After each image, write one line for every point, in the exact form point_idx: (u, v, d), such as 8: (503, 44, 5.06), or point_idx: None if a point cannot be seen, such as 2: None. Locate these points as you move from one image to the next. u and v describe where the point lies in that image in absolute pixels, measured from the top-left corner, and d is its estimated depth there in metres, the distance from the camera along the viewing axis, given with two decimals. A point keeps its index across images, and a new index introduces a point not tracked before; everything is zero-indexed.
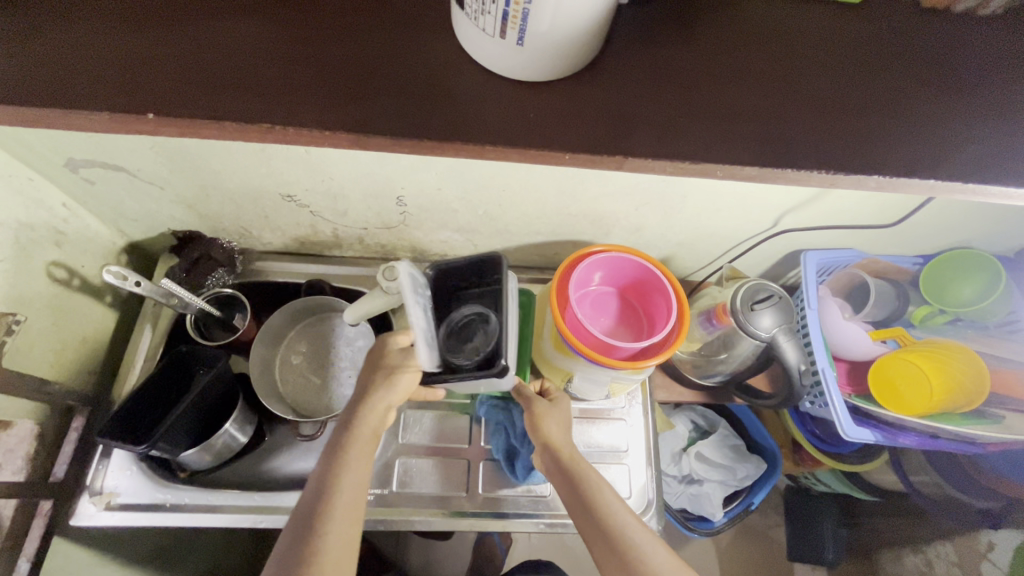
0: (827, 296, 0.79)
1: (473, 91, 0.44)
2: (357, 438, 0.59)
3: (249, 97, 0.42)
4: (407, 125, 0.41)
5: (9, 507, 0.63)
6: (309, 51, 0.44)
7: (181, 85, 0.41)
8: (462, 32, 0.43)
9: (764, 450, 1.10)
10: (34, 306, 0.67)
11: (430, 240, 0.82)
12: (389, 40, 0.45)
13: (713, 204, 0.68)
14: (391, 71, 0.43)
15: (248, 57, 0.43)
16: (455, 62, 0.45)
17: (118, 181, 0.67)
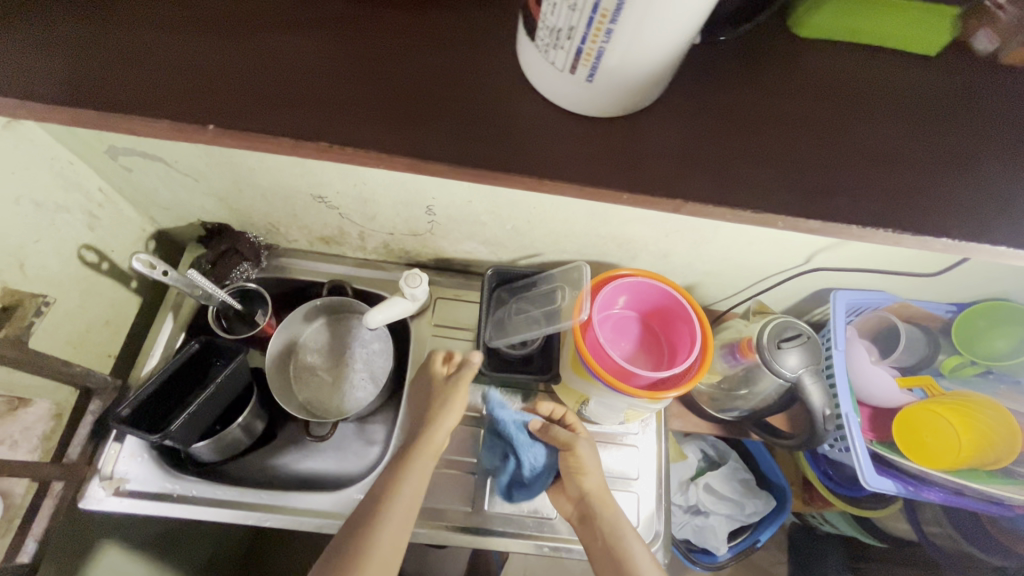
0: (855, 339, 0.77)
1: (530, 117, 0.43)
2: (415, 453, 0.67)
3: (311, 112, 0.42)
4: (464, 151, 0.42)
5: (19, 484, 0.64)
6: (366, 66, 0.44)
7: (240, 97, 0.42)
8: (526, 58, 0.42)
9: (773, 486, 1.08)
10: (64, 287, 0.68)
11: (455, 251, 0.81)
12: (447, 58, 0.45)
13: (744, 236, 0.67)
14: (446, 92, 0.44)
15: (312, 70, 0.43)
16: (511, 85, 0.44)
17: (155, 170, 0.68)
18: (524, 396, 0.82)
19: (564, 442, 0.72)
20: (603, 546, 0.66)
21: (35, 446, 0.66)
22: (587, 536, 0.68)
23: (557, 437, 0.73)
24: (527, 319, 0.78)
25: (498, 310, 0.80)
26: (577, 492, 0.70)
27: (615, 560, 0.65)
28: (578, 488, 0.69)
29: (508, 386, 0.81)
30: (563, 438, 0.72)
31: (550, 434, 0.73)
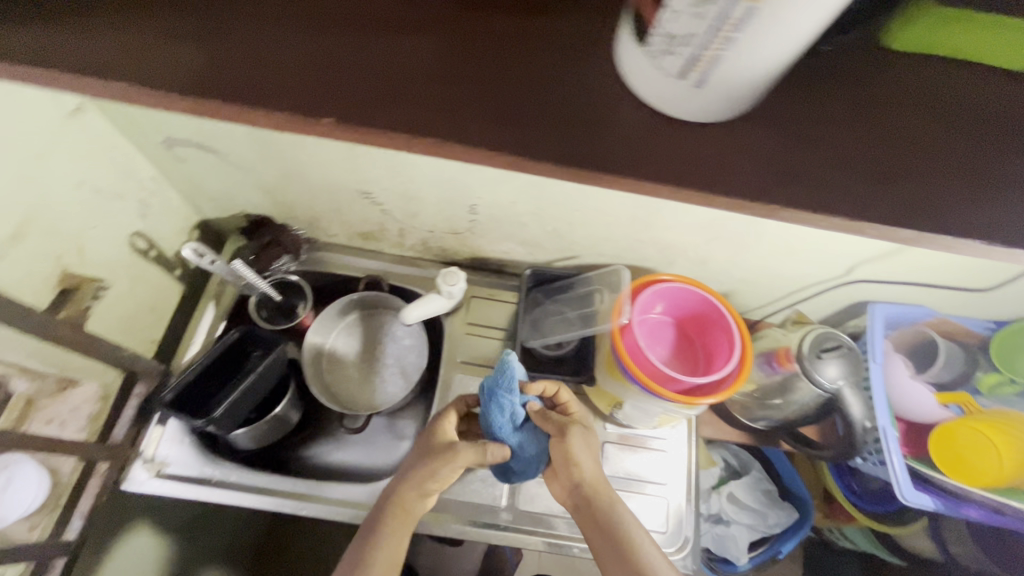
0: (894, 355, 0.76)
1: (630, 122, 0.44)
2: (394, 520, 0.64)
3: (421, 109, 0.43)
4: (570, 151, 0.42)
5: (67, 464, 0.66)
6: (454, 65, 0.45)
7: (337, 90, 0.43)
8: (626, 59, 0.43)
9: (794, 499, 1.07)
10: (117, 272, 0.69)
11: (492, 250, 0.82)
12: (534, 58, 0.45)
13: (787, 244, 0.68)
14: (533, 91, 0.44)
15: (419, 69, 0.44)
16: (607, 88, 0.45)
17: (208, 162, 0.70)
18: None
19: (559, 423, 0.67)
20: (604, 538, 0.60)
21: (82, 427, 0.68)
22: (587, 530, 0.62)
23: (550, 420, 0.67)
24: (563, 320, 0.79)
25: (535, 311, 0.81)
26: (572, 480, 0.64)
27: (619, 552, 0.58)
28: (573, 475, 0.64)
29: None
30: (557, 421, 0.67)
31: (546, 420, 0.67)
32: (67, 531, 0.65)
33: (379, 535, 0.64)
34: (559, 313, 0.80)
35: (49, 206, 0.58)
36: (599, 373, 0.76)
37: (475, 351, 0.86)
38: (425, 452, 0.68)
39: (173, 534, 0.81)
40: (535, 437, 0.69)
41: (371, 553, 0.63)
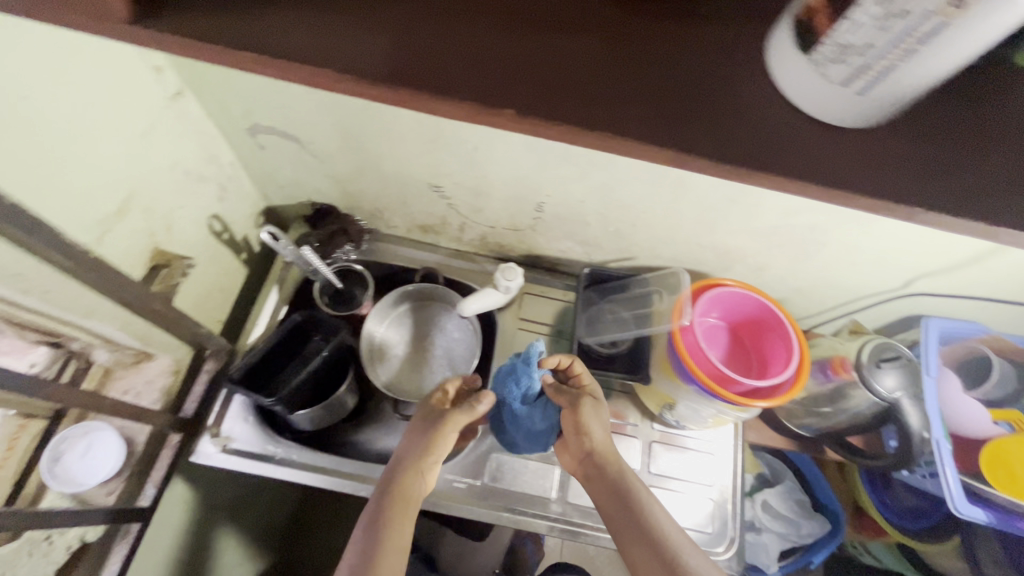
0: (946, 369, 0.77)
1: (799, 125, 0.39)
2: (399, 504, 0.62)
3: (587, 97, 0.37)
4: (752, 153, 0.37)
5: (143, 433, 0.70)
6: (618, 55, 0.39)
7: (515, 77, 0.37)
8: (784, 62, 0.38)
9: (824, 510, 1.07)
10: (196, 253, 0.72)
11: (549, 248, 0.84)
12: (703, 51, 0.40)
13: (850, 254, 0.69)
14: (703, 93, 0.39)
15: (577, 51, 0.39)
16: (767, 87, 0.40)
17: (288, 150, 0.72)
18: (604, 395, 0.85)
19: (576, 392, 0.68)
20: (617, 502, 0.61)
21: (157, 398, 0.71)
22: (598, 496, 0.64)
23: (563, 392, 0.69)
24: (619, 320, 0.80)
25: (590, 310, 0.82)
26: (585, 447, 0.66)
27: (633, 517, 0.60)
28: (587, 442, 0.65)
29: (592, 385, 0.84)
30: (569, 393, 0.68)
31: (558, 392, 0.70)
32: (141, 498, 0.68)
33: (387, 519, 0.61)
34: (613, 313, 0.81)
35: (148, 184, 0.60)
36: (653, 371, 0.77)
37: (526, 346, 0.88)
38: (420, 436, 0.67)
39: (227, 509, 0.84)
40: (548, 412, 0.72)
41: (382, 537, 0.59)
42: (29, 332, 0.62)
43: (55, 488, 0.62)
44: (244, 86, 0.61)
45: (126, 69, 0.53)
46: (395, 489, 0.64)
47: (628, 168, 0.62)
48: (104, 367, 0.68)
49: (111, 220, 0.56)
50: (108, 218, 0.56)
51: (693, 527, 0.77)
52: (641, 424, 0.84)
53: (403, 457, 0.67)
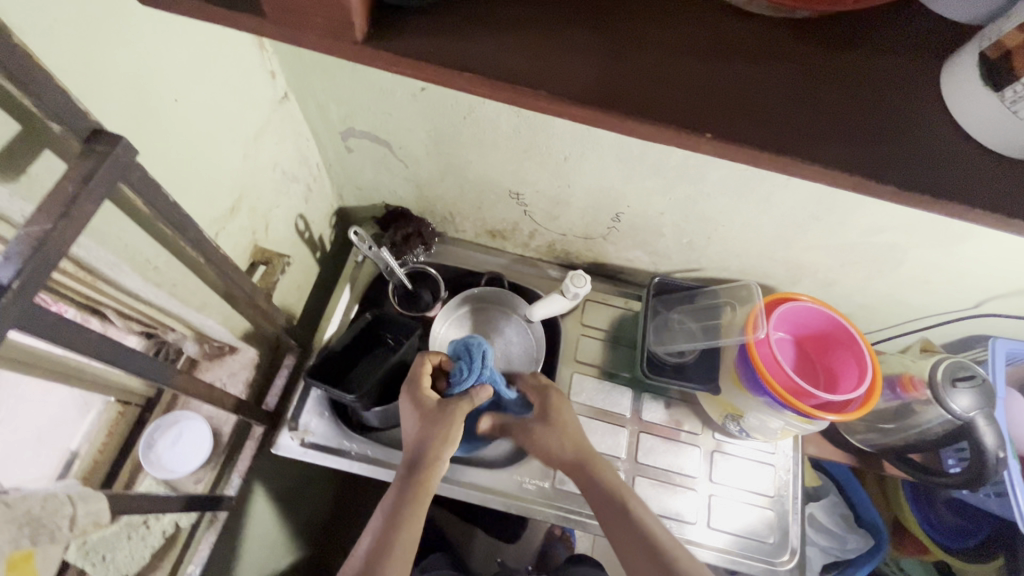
0: (1014, 391, 0.77)
1: (986, 152, 0.30)
2: (413, 499, 0.62)
3: (734, 99, 0.29)
4: (937, 180, 0.29)
5: (229, 424, 0.71)
6: (805, 49, 0.31)
7: (660, 65, 0.30)
8: (966, 89, 0.29)
9: (867, 525, 1.02)
10: (283, 250, 0.74)
11: (617, 257, 0.86)
12: (865, 48, 0.31)
13: (925, 274, 0.70)
14: (875, 85, 0.30)
15: (715, 34, 0.30)
16: (938, 104, 0.30)
17: (375, 154, 0.74)
18: (666, 403, 0.86)
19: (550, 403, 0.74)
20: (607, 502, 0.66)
21: (242, 389, 0.73)
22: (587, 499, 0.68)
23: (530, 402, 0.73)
24: (687, 331, 0.82)
25: (658, 320, 0.84)
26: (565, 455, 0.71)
27: (624, 516, 0.65)
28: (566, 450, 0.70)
29: (654, 393, 0.86)
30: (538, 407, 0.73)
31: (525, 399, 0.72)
32: (227, 487, 0.70)
33: (402, 514, 0.61)
34: (680, 324, 0.83)
35: (254, 184, 0.62)
36: (722, 382, 0.79)
37: (588, 351, 0.89)
38: (434, 429, 0.65)
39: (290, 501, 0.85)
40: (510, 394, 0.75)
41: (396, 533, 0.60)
42: (134, 322, 0.64)
43: (152, 474, 0.65)
44: (350, 93, 0.62)
45: (251, 76, 0.55)
46: (407, 483, 0.63)
47: (718, 183, 0.63)
48: (192, 358, 0.72)
49: (225, 217, 0.59)
50: (223, 216, 0.58)
51: (755, 537, 0.78)
52: (702, 433, 0.84)
53: (417, 451, 0.65)
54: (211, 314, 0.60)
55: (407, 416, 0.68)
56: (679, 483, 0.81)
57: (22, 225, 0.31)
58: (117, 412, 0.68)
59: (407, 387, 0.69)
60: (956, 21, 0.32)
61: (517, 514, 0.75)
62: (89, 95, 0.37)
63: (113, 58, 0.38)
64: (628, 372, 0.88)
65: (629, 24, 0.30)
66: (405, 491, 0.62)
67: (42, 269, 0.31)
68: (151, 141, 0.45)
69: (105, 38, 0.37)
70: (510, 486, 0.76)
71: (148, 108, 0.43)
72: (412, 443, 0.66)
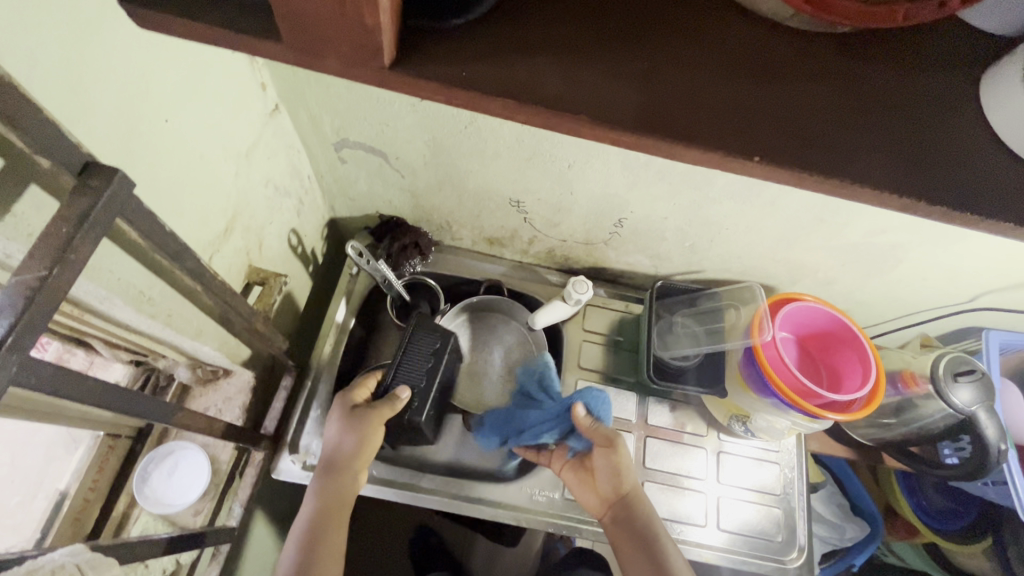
0: (1008, 382, 0.79)
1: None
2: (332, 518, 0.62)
3: (774, 116, 0.28)
4: (983, 196, 0.28)
5: (227, 451, 0.68)
6: (847, 65, 0.30)
7: (697, 83, 0.28)
8: (1012, 100, 0.28)
9: (862, 513, 1.03)
10: (277, 268, 0.71)
11: (617, 261, 0.85)
12: (899, 59, 0.30)
13: (923, 272, 0.71)
14: (912, 99, 0.30)
15: (749, 49, 0.29)
16: (975, 118, 0.30)
17: (369, 165, 0.71)
18: (670, 406, 0.86)
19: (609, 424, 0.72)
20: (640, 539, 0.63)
21: (238, 414, 0.70)
22: (621, 537, 0.64)
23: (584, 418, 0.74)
24: (691, 335, 0.82)
25: (661, 323, 0.83)
26: (619, 489, 0.66)
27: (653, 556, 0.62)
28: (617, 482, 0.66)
29: (659, 397, 0.85)
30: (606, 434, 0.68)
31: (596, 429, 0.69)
32: (228, 518, 0.67)
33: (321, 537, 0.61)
34: (682, 329, 0.83)
35: (246, 202, 0.59)
36: (728, 387, 0.78)
37: (590, 357, 0.88)
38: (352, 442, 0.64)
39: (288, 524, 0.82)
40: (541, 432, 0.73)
41: (319, 554, 0.59)
42: (122, 351, 0.60)
43: (147, 509, 0.62)
44: (345, 104, 0.59)
45: (241, 89, 0.52)
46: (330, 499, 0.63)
47: (723, 188, 0.63)
48: (183, 385, 0.69)
49: (219, 239, 0.56)
50: (217, 238, 0.56)
51: (763, 537, 0.79)
52: (706, 435, 0.84)
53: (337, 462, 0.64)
54: (206, 341, 0.57)
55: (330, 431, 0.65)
56: (688, 486, 0.81)
57: (13, 273, 0.29)
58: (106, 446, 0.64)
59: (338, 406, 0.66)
60: (987, 33, 0.31)
61: (529, 527, 0.74)
62: (76, 123, 0.34)
63: (100, 81, 0.35)
64: (632, 377, 0.87)
65: (667, 42, 0.29)
66: (325, 512, 0.62)
67: (38, 321, 0.29)
68: (142, 166, 0.42)
69: (90, 59, 0.34)
70: (523, 499, 0.74)
71: (138, 130, 0.40)
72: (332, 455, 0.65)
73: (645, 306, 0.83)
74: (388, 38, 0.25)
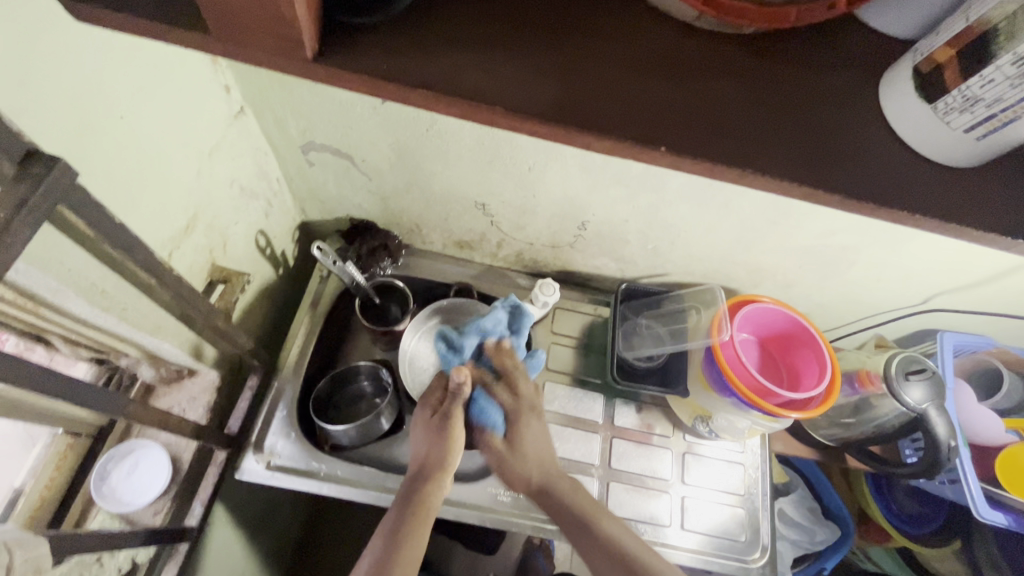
0: (961, 381, 0.81)
1: (927, 157, 0.31)
2: (415, 529, 0.59)
3: (683, 110, 0.30)
4: (880, 187, 0.30)
5: (189, 450, 0.68)
6: (754, 65, 0.32)
7: (612, 78, 0.30)
8: (902, 98, 0.30)
9: (834, 517, 1.02)
10: (243, 268, 0.72)
11: (584, 264, 0.86)
12: (802, 61, 0.33)
13: (876, 273, 0.73)
14: (816, 97, 0.32)
15: (661, 48, 0.31)
16: (874, 115, 0.32)
17: (337, 168, 0.72)
18: (637, 407, 0.86)
19: (512, 414, 0.70)
20: (575, 523, 0.65)
21: (202, 413, 0.70)
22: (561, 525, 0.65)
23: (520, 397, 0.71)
24: (656, 337, 0.84)
25: (626, 324, 0.85)
26: (526, 479, 0.68)
27: (590, 536, 0.63)
28: (516, 481, 0.68)
29: (625, 398, 0.86)
30: (495, 442, 0.70)
31: (483, 441, 0.70)
32: (188, 517, 0.67)
33: (404, 535, 0.59)
34: (645, 331, 0.85)
35: (210, 201, 0.60)
36: (692, 387, 0.80)
37: (559, 359, 0.89)
38: (441, 442, 0.67)
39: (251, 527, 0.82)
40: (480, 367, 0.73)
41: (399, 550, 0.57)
42: (82, 347, 0.60)
43: (105, 507, 0.62)
44: (309, 106, 0.61)
45: (204, 91, 0.54)
46: (411, 497, 0.62)
47: (679, 190, 0.65)
48: (147, 383, 0.69)
49: (179, 236, 0.57)
50: (178, 235, 0.57)
51: (727, 536, 0.79)
52: (673, 436, 0.85)
53: (426, 461, 0.66)
54: (165, 337, 0.58)
55: (423, 432, 0.69)
56: (652, 487, 0.81)
57: None
58: (64, 444, 0.64)
59: (427, 397, 0.71)
60: (888, 35, 0.34)
61: (493, 528, 0.74)
62: (26, 116, 0.36)
63: (52, 76, 0.37)
64: (599, 378, 0.88)
65: (585, 41, 0.31)
66: (407, 508, 0.61)
67: None
68: (96, 162, 0.43)
69: (41, 54, 0.35)
70: (486, 499, 0.74)
71: (93, 125, 0.41)
72: (422, 458, 0.67)
73: (611, 308, 0.85)
74: (310, 31, 0.27)
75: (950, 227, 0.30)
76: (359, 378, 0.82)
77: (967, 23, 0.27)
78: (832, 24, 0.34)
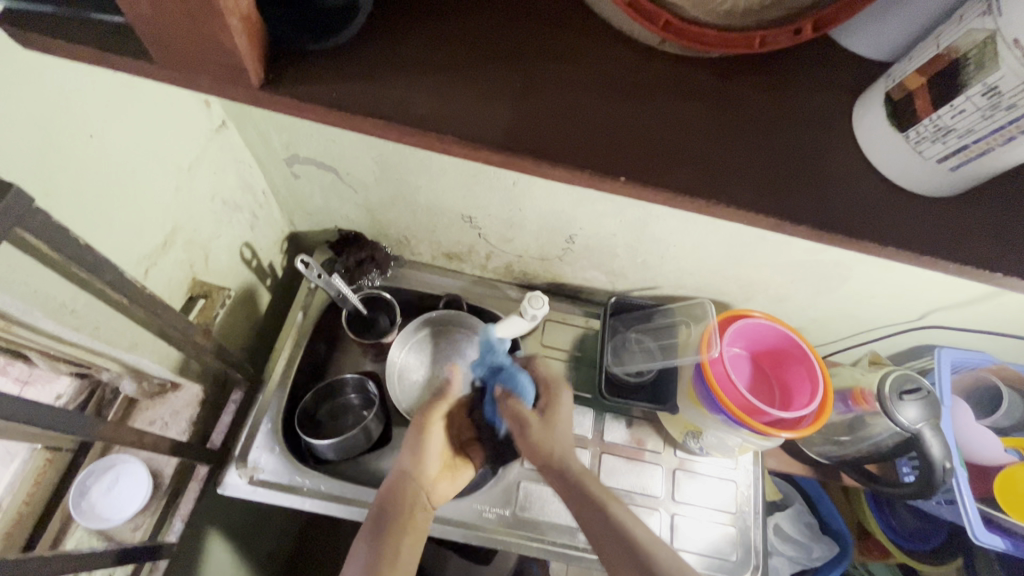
0: (958, 399, 0.79)
1: (903, 176, 0.31)
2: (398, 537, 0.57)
3: (647, 135, 0.31)
4: (842, 214, 0.31)
5: (170, 465, 0.68)
6: (724, 90, 0.32)
7: (577, 104, 0.31)
8: (875, 123, 0.31)
9: (831, 531, 0.98)
10: (225, 281, 0.71)
11: (574, 275, 0.85)
12: (773, 86, 0.33)
13: (871, 290, 0.72)
14: (784, 122, 0.32)
15: (633, 75, 0.32)
16: (842, 142, 0.33)
17: (322, 181, 0.71)
18: (627, 422, 0.85)
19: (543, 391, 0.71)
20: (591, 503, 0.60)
21: (184, 428, 0.70)
22: (566, 499, 0.62)
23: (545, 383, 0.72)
24: (647, 351, 0.82)
25: (615, 338, 0.83)
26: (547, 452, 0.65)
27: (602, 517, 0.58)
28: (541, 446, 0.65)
29: (615, 413, 0.84)
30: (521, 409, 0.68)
31: (507, 407, 0.68)
32: (169, 532, 0.66)
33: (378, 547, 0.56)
34: (635, 345, 0.84)
35: (190, 216, 0.60)
36: (682, 403, 0.78)
37: None
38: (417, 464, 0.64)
39: (234, 539, 0.81)
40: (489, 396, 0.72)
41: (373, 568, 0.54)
42: (61, 364, 0.60)
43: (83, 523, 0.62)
44: (291, 121, 0.61)
45: (185, 107, 0.54)
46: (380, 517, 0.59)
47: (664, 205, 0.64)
48: (130, 398, 0.69)
49: (157, 252, 0.57)
50: (154, 252, 0.56)
51: (718, 555, 0.77)
52: (664, 452, 0.83)
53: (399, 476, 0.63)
54: (143, 354, 0.58)
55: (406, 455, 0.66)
56: (642, 504, 0.79)
57: None
58: (44, 459, 0.64)
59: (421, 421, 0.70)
60: (862, 55, 0.35)
61: (475, 545, 0.73)
62: None
63: (23, 101, 0.37)
64: (590, 392, 0.87)
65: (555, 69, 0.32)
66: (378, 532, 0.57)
67: None
68: (63, 182, 0.43)
69: (9, 80, 0.36)
70: (472, 516, 0.73)
71: (61, 148, 0.41)
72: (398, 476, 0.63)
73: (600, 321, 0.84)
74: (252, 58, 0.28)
75: (919, 255, 0.30)
76: (347, 391, 0.81)
77: (938, 50, 0.27)
78: (808, 44, 0.35)
